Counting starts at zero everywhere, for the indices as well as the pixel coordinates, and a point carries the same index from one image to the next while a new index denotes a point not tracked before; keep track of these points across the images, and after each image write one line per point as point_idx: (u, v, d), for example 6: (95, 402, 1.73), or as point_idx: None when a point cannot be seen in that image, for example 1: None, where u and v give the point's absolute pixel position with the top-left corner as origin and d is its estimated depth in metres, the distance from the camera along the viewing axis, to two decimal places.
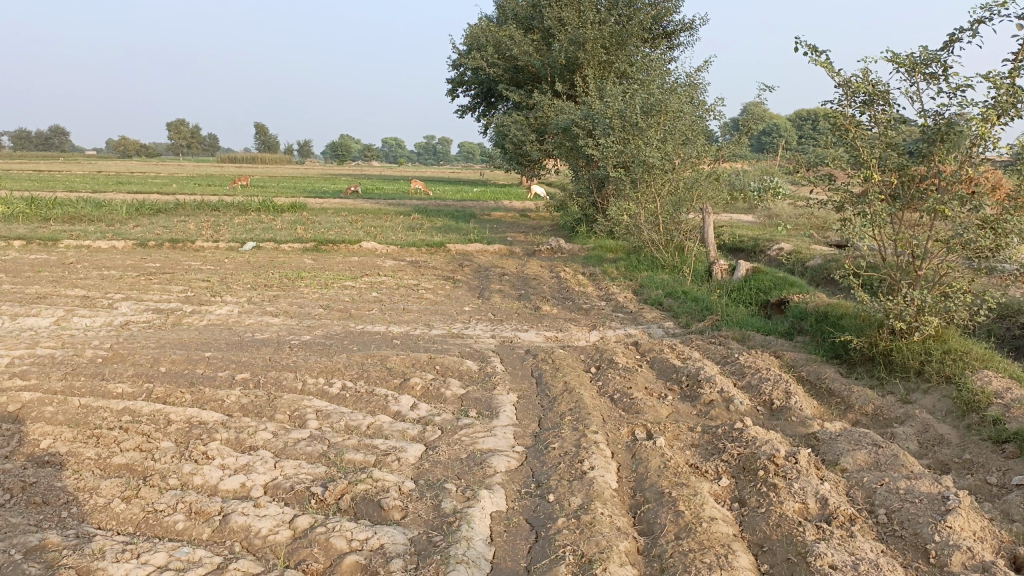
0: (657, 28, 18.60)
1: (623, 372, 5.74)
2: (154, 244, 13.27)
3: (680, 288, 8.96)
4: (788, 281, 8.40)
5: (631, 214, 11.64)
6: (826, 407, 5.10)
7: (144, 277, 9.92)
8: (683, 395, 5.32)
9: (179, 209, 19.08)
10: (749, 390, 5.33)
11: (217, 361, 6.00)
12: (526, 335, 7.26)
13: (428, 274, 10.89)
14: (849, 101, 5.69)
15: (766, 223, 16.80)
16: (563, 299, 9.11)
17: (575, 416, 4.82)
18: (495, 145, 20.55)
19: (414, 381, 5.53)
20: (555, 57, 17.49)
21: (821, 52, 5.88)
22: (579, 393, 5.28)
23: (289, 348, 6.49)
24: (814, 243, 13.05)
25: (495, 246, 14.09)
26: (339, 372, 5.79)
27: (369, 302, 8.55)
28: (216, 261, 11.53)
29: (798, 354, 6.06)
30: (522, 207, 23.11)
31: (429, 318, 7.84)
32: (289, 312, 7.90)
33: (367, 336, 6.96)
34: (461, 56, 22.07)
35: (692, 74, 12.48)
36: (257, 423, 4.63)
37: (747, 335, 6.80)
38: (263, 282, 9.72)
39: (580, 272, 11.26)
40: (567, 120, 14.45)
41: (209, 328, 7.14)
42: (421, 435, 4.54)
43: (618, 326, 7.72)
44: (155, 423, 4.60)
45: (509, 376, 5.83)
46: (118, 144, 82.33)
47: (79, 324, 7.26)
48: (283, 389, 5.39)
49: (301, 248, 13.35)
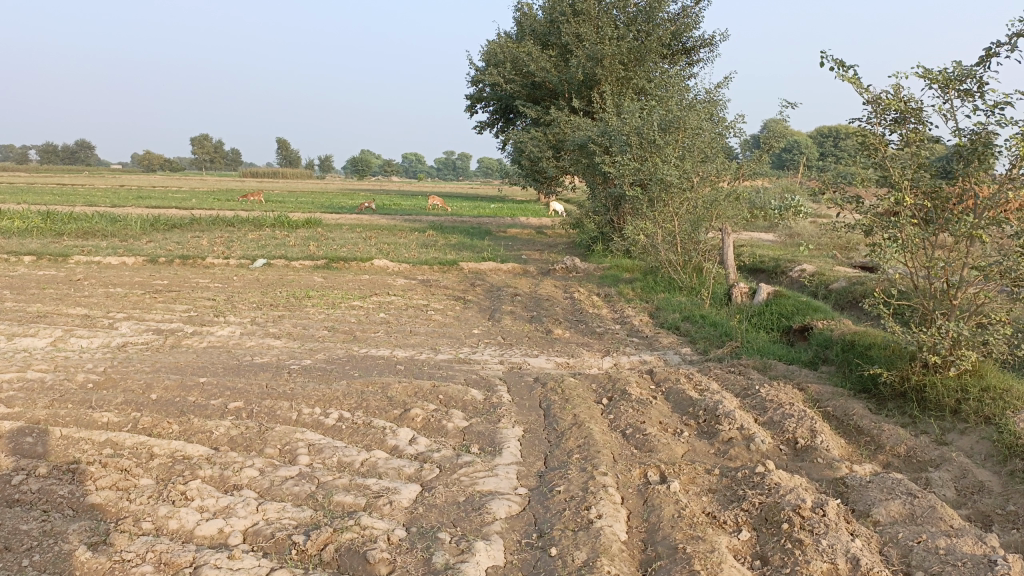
0: (676, 44, 18.35)
1: (636, 405, 5.42)
2: (165, 261, 13.13)
3: (698, 311, 8.62)
4: (812, 305, 8.04)
5: (648, 234, 11.32)
6: (855, 447, 4.76)
7: (150, 295, 9.74)
8: (700, 431, 4.99)
9: (194, 224, 19.01)
10: (771, 426, 5.00)
11: (211, 387, 5.75)
12: (535, 361, 6.96)
13: (439, 294, 10.63)
14: (879, 119, 5.36)
15: (787, 242, 16.42)
16: (576, 322, 8.80)
17: (583, 454, 4.51)
18: (512, 162, 20.34)
19: (415, 412, 5.24)
20: (572, 73, 17.29)
21: (848, 68, 5.56)
22: (588, 427, 4.97)
23: (288, 372, 6.24)
24: (838, 264, 12.66)
25: (509, 265, 13.82)
26: (336, 401, 5.52)
27: (375, 324, 8.29)
28: (225, 278, 11.35)
29: (824, 387, 5.71)
30: (538, 224, 22.86)
31: (436, 342, 7.56)
32: (292, 334, 7.65)
33: (370, 361, 6.69)
34: (478, 72, 21.96)
35: (711, 91, 12.19)
36: (244, 458, 4.36)
37: (769, 363, 6.46)
38: (270, 302, 9.50)
39: (595, 293, 10.95)
40: (584, 137, 14.19)
41: (208, 351, 6.91)
42: (418, 474, 4.25)
43: (633, 352, 7.40)
44: (137, 458, 4.35)
45: (515, 407, 5.53)
46: (143, 159, 83.49)
47: (76, 345, 7.06)
48: (277, 419, 5.13)
49: (313, 266, 13.15)
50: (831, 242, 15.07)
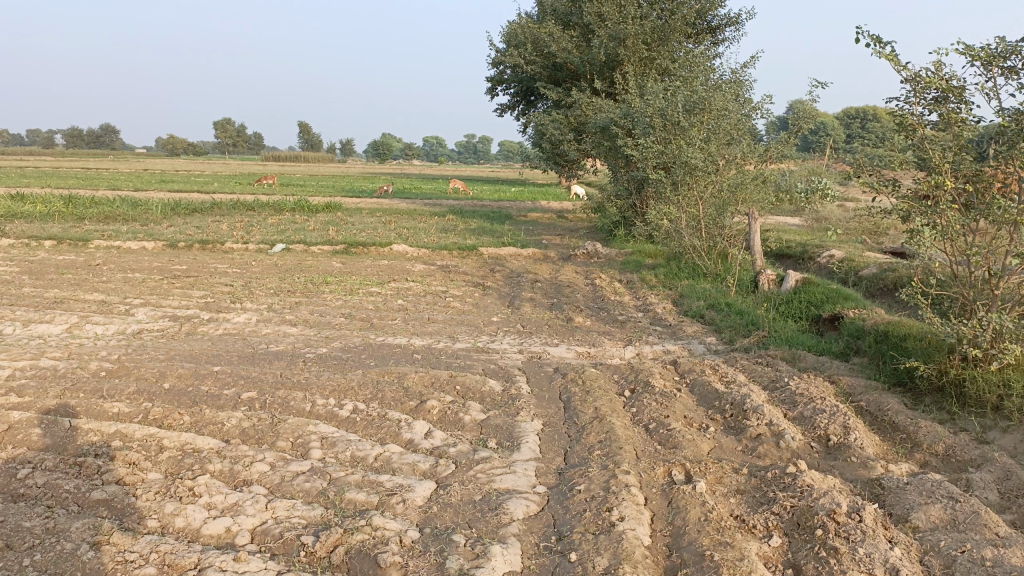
0: (701, 24, 17.95)
1: (659, 398, 5.23)
2: (184, 245, 13.09)
3: (724, 299, 8.40)
4: (842, 294, 7.79)
5: (671, 218, 11.07)
6: (890, 445, 4.55)
7: (167, 281, 9.67)
8: (727, 426, 4.80)
9: (214, 208, 18.99)
10: (801, 422, 4.80)
11: (224, 376, 5.64)
12: (556, 350, 6.79)
13: (458, 280, 10.48)
14: (917, 98, 5.09)
15: (814, 227, 16.06)
16: (598, 310, 8.60)
17: (604, 450, 4.34)
18: (533, 144, 20.08)
19: (431, 404, 5.09)
20: (594, 54, 16.97)
21: (886, 44, 5.28)
22: (610, 421, 4.79)
23: (303, 361, 6.11)
24: (868, 250, 12.33)
25: (530, 250, 13.62)
26: (351, 392, 5.38)
27: (393, 311, 8.16)
28: (244, 263, 11.27)
29: (856, 380, 5.49)
30: (559, 208, 22.61)
31: (453, 330, 7.40)
32: (308, 321, 7.53)
33: (386, 350, 6.55)
34: (500, 53, 21.67)
35: (737, 71, 11.86)
36: (254, 452, 4.24)
37: (798, 354, 6.23)
38: (287, 287, 9.40)
39: (617, 279, 10.75)
40: (606, 119, 13.92)
41: (223, 339, 6.80)
42: (434, 470, 4.11)
43: (656, 341, 7.20)
44: (146, 451, 4.24)
45: (534, 399, 5.37)
46: (167, 143, 84.18)
47: (91, 332, 6.99)
48: (291, 410, 5.00)
49: (331, 251, 13.04)
50: (860, 227, 14.70)
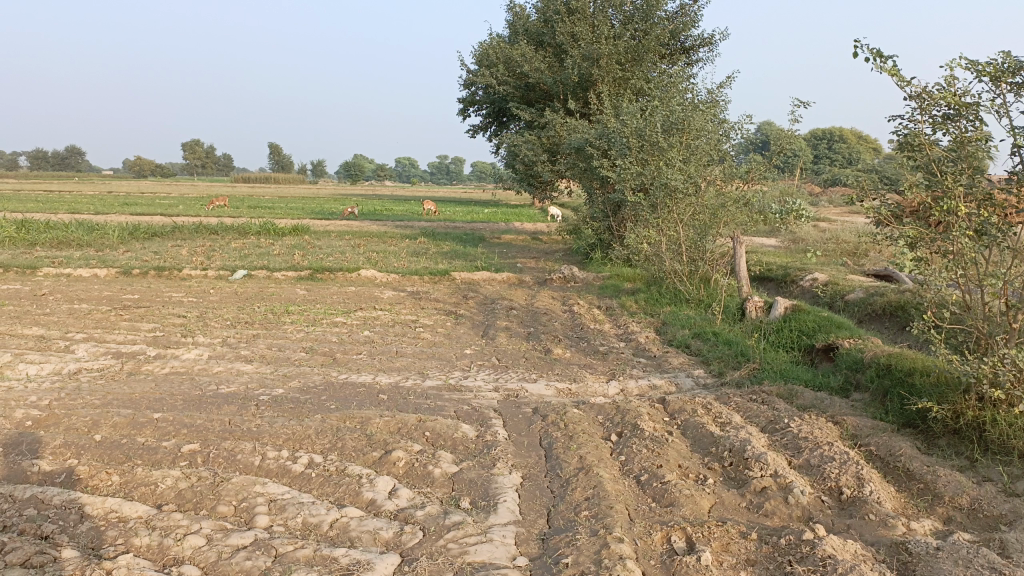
0: (675, 43, 17.72)
1: (650, 443, 4.73)
2: (139, 273, 12.42)
3: (710, 327, 7.97)
4: (835, 321, 7.39)
5: (651, 242, 10.66)
6: (908, 497, 4.11)
7: (116, 312, 9.03)
8: (726, 477, 4.32)
9: (176, 232, 18.28)
10: (808, 471, 4.34)
11: (165, 426, 5.05)
12: (534, 387, 6.28)
13: (429, 307, 9.95)
14: (924, 116, 4.74)
15: (792, 248, 15.82)
16: (577, 340, 8.12)
17: (592, 511, 3.82)
18: (506, 166, 19.71)
19: (397, 455, 4.55)
20: (568, 74, 16.66)
21: (888, 58, 4.89)
22: (597, 473, 4.29)
23: (256, 405, 5.53)
24: (850, 272, 12.04)
25: (504, 274, 13.14)
26: (308, 441, 4.82)
27: (358, 344, 7.60)
28: (202, 292, 10.64)
29: (863, 420, 5.07)
30: (532, 229, 22.21)
31: (423, 365, 6.87)
32: (265, 357, 6.95)
33: (349, 390, 6.00)
34: (471, 74, 21.30)
35: (714, 91, 11.56)
36: (189, 521, 3.67)
37: (795, 390, 5.78)
38: (246, 318, 8.79)
39: (596, 305, 10.30)
40: (580, 140, 13.55)
41: (169, 379, 6.20)
42: (398, 539, 3.57)
43: (641, 374, 6.73)
44: (63, 521, 3.65)
45: (512, 446, 4.85)
46: (135, 165, 82.91)
47: (23, 373, 6.34)
48: (239, 466, 4.43)
49: (296, 277, 12.45)
50: (838, 249, 14.49)
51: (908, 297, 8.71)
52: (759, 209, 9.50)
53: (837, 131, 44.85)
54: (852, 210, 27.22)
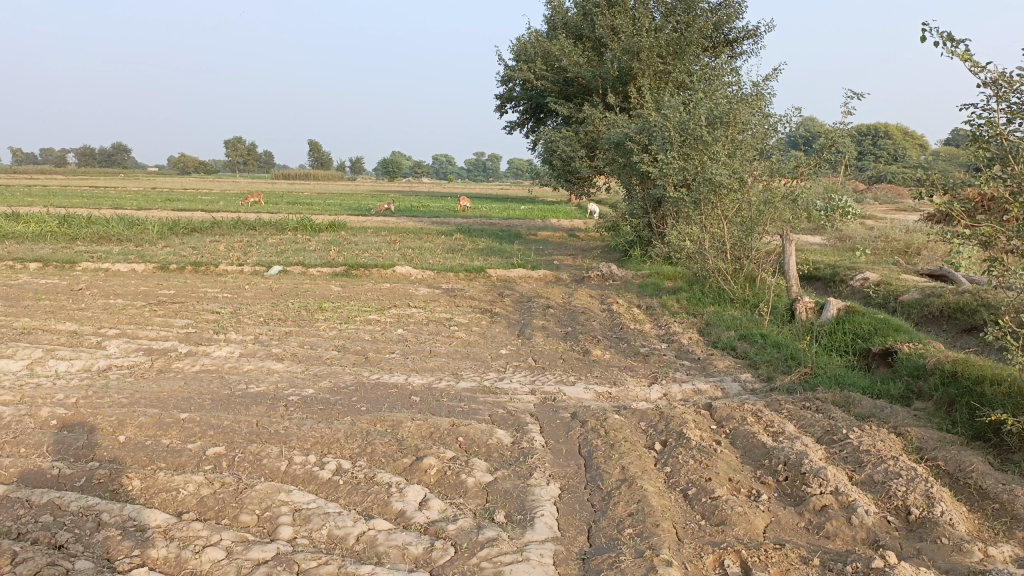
0: (718, 36, 17.26)
1: (697, 454, 4.44)
2: (176, 268, 12.41)
3: (757, 329, 7.62)
4: (892, 324, 6.99)
5: (694, 239, 10.31)
6: (984, 519, 3.76)
7: (150, 308, 8.96)
8: (781, 493, 4.02)
9: (215, 227, 18.33)
10: (871, 488, 4.01)
11: (191, 427, 4.89)
12: (572, 390, 6.00)
13: (464, 305, 9.73)
14: (1001, 103, 4.35)
15: (838, 246, 15.29)
16: (617, 340, 7.81)
17: (637, 528, 3.56)
18: (543, 162, 19.42)
19: (428, 462, 4.32)
20: (607, 68, 16.34)
21: (959, 42, 4.47)
22: (642, 486, 4.02)
23: (285, 405, 5.34)
24: (903, 272, 11.53)
25: (541, 271, 12.86)
26: (336, 446, 4.61)
27: (391, 343, 7.40)
28: (236, 288, 10.56)
29: (928, 432, 4.71)
30: (569, 226, 21.86)
31: (457, 366, 6.64)
32: (295, 356, 6.78)
33: (380, 391, 5.78)
34: (509, 69, 21.05)
35: (759, 83, 11.17)
36: (209, 531, 3.48)
37: (852, 398, 5.43)
38: (279, 315, 8.65)
39: (636, 304, 9.99)
40: (620, 134, 13.22)
41: (198, 377, 6.06)
42: (428, 555, 3.34)
43: (684, 378, 6.42)
44: (78, 530, 3.49)
45: (549, 454, 4.59)
46: (178, 162, 84.36)
47: (52, 369, 6.25)
48: (264, 472, 4.24)
49: (331, 273, 12.33)
50: (887, 247, 13.96)
51: (968, 298, 8.26)
52: (806, 205, 9.10)
53: (882, 128, 43.72)
54: (899, 208, 26.42)
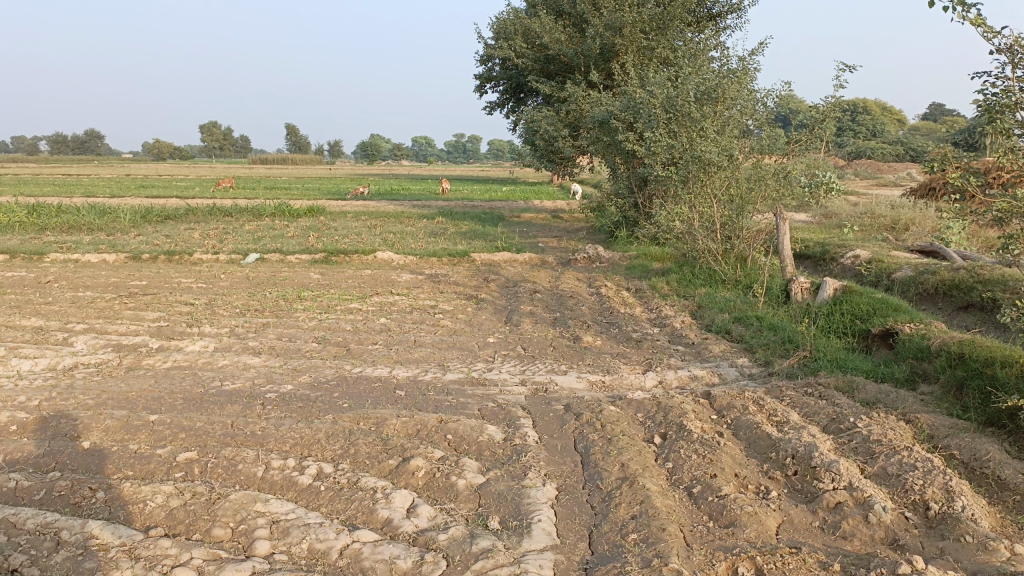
0: (701, 10, 16.93)
1: (700, 448, 4.20)
2: (149, 257, 12.01)
3: (752, 311, 7.39)
4: (890, 303, 6.79)
5: (683, 219, 10.06)
6: (1007, 512, 3.56)
7: (121, 300, 8.58)
8: (791, 489, 3.80)
9: (190, 215, 17.85)
10: (885, 482, 3.80)
11: (161, 430, 4.58)
12: (564, 380, 5.75)
13: (448, 291, 9.44)
14: (1017, 71, 4.10)
15: (824, 223, 15.13)
16: (608, 325, 7.57)
17: (642, 534, 3.32)
18: (525, 142, 19.09)
19: (415, 464, 4.05)
20: (589, 44, 16.01)
21: (971, 7, 4.09)
22: (644, 485, 3.78)
23: (262, 404, 5.04)
24: (893, 248, 11.38)
25: (526, 254, 12.59)
26: (317, 447, 4.33)
27: (373, 332, 7.10)
28: (211, 277, 10.19)
29: (940, 418, 4.51)
30: (552, 207, 21.57)
31: (443, 356, 6.36)
32: (273, 349, 6.46)
33: (363, 385, 5.49)
34: (488, 48, 20.62)
35: (746, 58, 10.90)
36: (179, 549, 3.20)
37: (856, 383, 5.22)
38: (255, 305, 8.31)
39: (625, 287, 9.76)
40: (604, 112, 12.90)
41: (170, 375, 5.74)
42: (418, 569, 3.08)
43: (679, 364, 6.19)
44: (35, 550, 3.19)
45: (544, 451, 4.33)
46: (154, 147, 83.01)
47: (15, 369, 5.90)
48: (239, 479, 3.96)
49: (310, 260, 11.98)
50: (875, 224, 13.83)
51: (964, 274, 8.09)
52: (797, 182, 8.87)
53: (861, 105, 43.65)
54: (881, 184, 26.37)
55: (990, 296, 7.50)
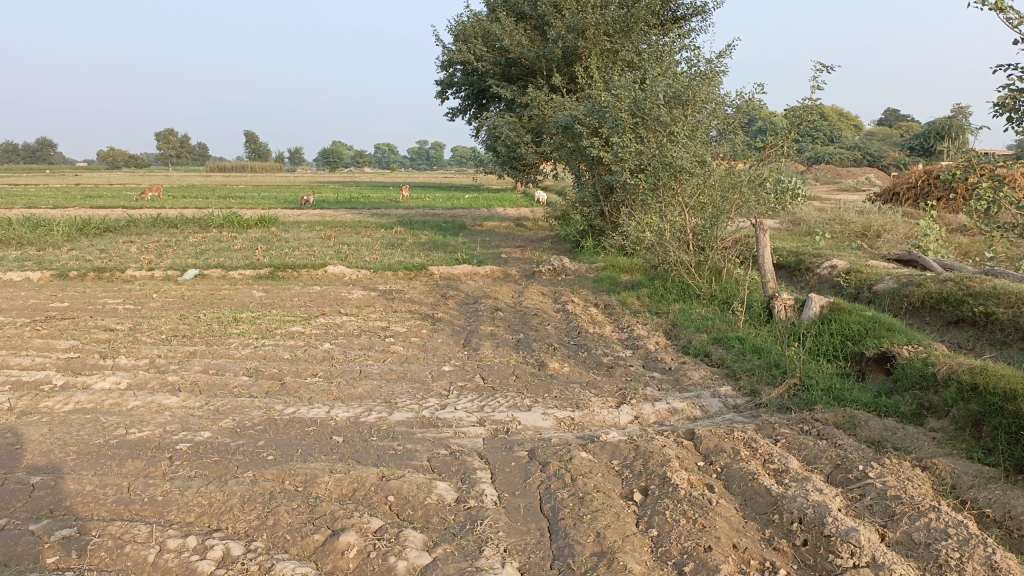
0: (665, 13, 16.39)
1: (690, 509, 3.53)
2: (77, 275, 11.06)
3: (732, 331, 6.78)
4: (883, 322, 6.21)
5: (654, 230, 9.45)
6: None
7: (32, 326, 7.66)
8: (802, 565, 3.15)
9: (132, 226, 16.80)
10: (911, 552, 3.16)
11: (39, 498, 3.77)
12: (527, 417, 5.05)
13: (402, 310, 8.70)
14: None
15: (794, 230, 14.69)
16: (575, 348, 6.89)
17: None
18: (486, 148, 18.41)
19: (345, 540, 3.31)
20: (551, 47, 15.41)
21: None
22: (628, 564, 3.10)
23: (169, 459, 4.24)
24: (870, 257, 10.90)
25: (487, 267, 11.88)
26: (228, 517, 3.57)
27: (314, 362, 6.33)
28: (142, 297, 9.30)
29: (961, 465, 3.90)
30: (516, 215, 20.92)
31: (391, 390, 5.61)
32: (196, 385, 5.65)
33: (295, 431, 4.73)
34: (448, 52, 19.94)
35: (714, 59, 10.38)
36: None
37: (858, 419, 4.61)
38: (185, 331, 7.47)
39: (593, 302, 9.12)
40: (567, 117, 12.27)
41: (69, 421, 4.90)
42: None
43: (655, 394, 5.53)
44: None
45: (504, 516, 3.62)
46: (107, 156, 80.83)
47: None
48: (123, 565, 3.18)
49: (254, 276, 11.13)
50: (846, 230, 13.39)
51: (951, 286, 7.58)
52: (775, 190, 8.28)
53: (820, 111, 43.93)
54: (843, 188, 26.29)
55: (983, 311, 6.98)
